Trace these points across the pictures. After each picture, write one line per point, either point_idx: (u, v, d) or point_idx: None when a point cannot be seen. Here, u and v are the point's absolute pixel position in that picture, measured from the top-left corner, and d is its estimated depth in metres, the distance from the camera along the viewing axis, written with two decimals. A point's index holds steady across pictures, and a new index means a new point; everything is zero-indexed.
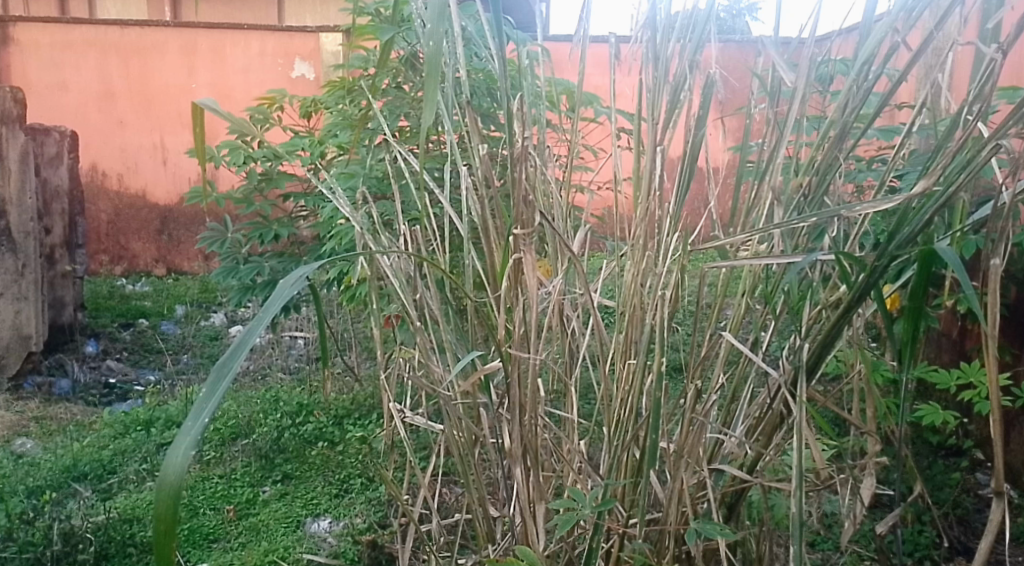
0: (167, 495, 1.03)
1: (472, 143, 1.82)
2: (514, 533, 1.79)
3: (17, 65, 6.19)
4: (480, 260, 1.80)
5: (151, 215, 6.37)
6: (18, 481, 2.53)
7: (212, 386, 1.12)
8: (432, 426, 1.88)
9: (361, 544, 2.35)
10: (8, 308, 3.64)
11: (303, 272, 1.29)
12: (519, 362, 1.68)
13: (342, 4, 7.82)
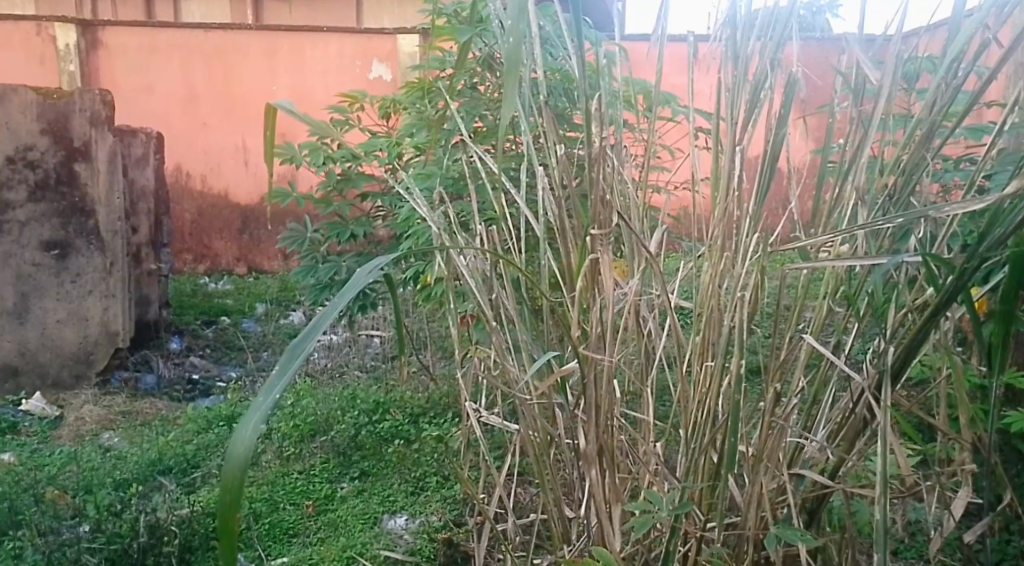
0: (234, 468, 1.05)
1: (546, 145, 1.81)
2: (589, 533, 1.80)
3: (106, 68, 6.41)
4: (556, 260, 1.80)
5: (233, 215, 6.55)
6: (106, 474, 2.62)
7: (283, 368, 1.14)
8: (508, 425, 1.89)
9: (437, 542, 2.37)
10: (97, 305, 3.73)
11: (378, 262, 1.30)
12: (594, 363, 1.68)
13: (419, 6, 7.94)
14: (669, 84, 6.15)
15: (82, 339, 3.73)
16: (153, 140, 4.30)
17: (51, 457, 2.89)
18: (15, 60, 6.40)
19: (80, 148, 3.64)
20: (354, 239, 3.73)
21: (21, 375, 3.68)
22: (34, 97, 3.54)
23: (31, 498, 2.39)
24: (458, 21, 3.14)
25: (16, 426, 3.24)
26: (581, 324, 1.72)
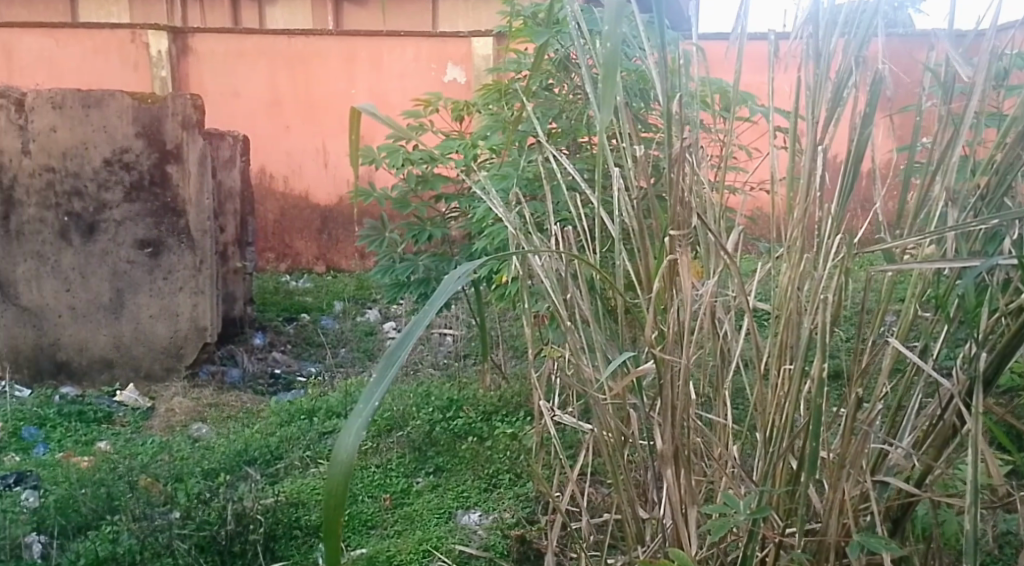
0: (339, 473, 1.05)
1: (625, 145, 1.79)
2: (664, 534, 1.79)
3: (194, 74, 6.63)
4: (634, 261, 1.80)
5: (313, 215, 6.68)
6: (195, 464, 2.72)
7: (381, 374, 1.16)
8: (581, 425, 1.89)
9: (510, 538, 2.39)
10: (187, 301, 3.84)
11: (467, 268, 1.28)
12: (671, 365, 1.68)
13: (493, 9, 7.96)
14: (749, 84, 6.05)
15: (172, 333, 3.85)
16: (240, 142, 4.43)
17: (143, 446, 3.00)
18: (112, 66, 6.64)
19: (172, 151, 3.75)
20: (430, 240, 3.79)
21: (116, 366, 3.85)
22: (129, 102, 3.69)
23: (126, 485, 2.49)
24: (537, 23, 3.16)
25: (111, 416, 3.38)
26: (657, 324, 1.71)
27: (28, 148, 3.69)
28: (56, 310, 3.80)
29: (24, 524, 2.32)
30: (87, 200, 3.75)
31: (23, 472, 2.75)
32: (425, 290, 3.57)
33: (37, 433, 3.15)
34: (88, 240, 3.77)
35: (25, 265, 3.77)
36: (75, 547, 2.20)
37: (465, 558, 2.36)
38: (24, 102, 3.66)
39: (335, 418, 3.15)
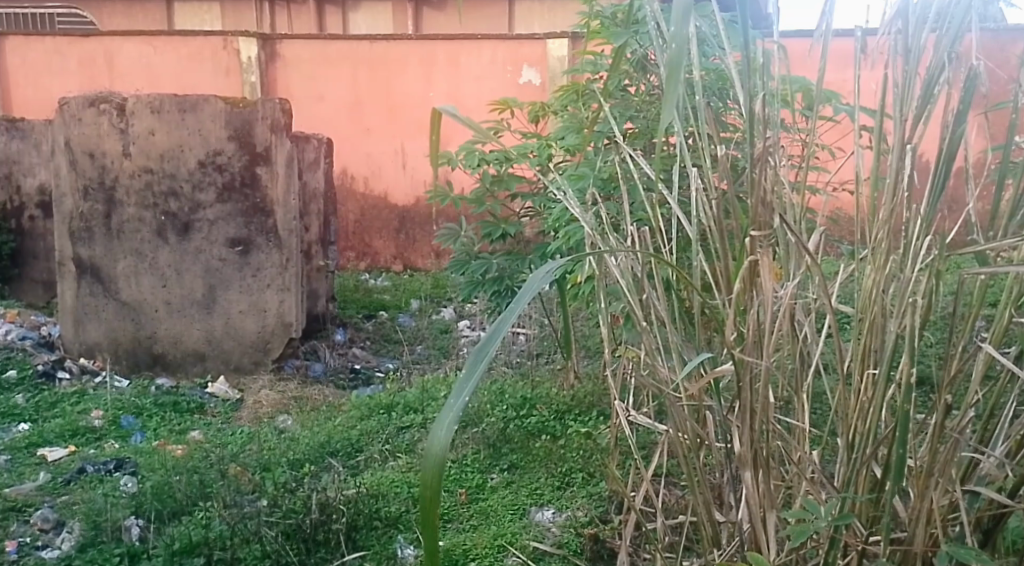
0: (432, 466, 1.08)
1: (705, 146, 1.77)
2: (741, 537, 1.79)
3: (283, 79, 6.86)
4: (713, 262, 1.80)
5: (391, 215, 6.78)
6: (280, 454, 2.81)
7: (470, 372, 1.18)
8: (656, 426, 1.89)
9: (584, 537, 2.42)
10: (273, 298, 3.94)
11: (551, 267, 1.29)
12: (749, 367, 1.68)
13: (568, 12, 8.24)
14: (831, 83, 5.96)
15: (260, 328, 3.96)
16: (324, 145, 4.54)
17: (233, 436, 3.11)
18: (205, 71, 6.96)
19: (262, 154, 3.86)
20: (504, 239, 3.82)
21: (208, 359, 3.98)
22: (223, 106, 3.82)
23: (218, 472, 2.59)
24: (616, 24, 3.18)
25: (203, 407, 3.50)
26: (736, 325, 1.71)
27: (128, 151, 3.86)
28: (153, 305, 3.96)
29: (124, 508, 2.44)
30: (182, 201, 3.90)
31: (122, 459, 2.88)
32: (497, 287, 3.60)
33: (134, 421, 3.29)
34: (183, 238, 3.92)
35: (125, 262, 3.93)
36: (170, 531, 2.31)
37: (538, 555, 2.38)
38: (125, 107, 3.83)
39: (413, 413, 3.21)
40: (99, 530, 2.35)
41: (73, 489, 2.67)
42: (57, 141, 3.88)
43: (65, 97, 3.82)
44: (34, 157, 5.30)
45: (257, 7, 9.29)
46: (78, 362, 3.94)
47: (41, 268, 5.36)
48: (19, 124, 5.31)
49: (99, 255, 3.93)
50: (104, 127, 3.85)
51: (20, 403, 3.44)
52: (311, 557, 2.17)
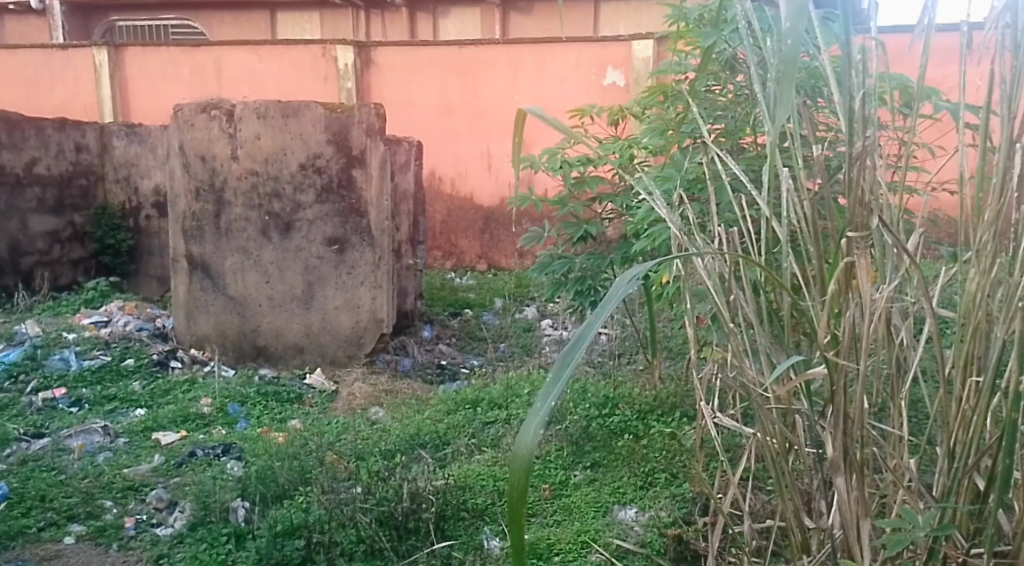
0: (520, 465, 1.13)
1: (797, 146, 1.74)
2: (833, 544, 1.78)
3: (376, 85, 7.13)
4: (805, 263, 1.81)
5: (476, 215, 6.89)
6: (372, 444, 2.92)
7: (555, 377, 1.23)
8: (743, 429, 1.90)
9: (667, 537, 2.44)
10: (366, 294, 4.05)
11: (638, 271, 1.33)
12: (845, 371, 1.68)
13: (652, 14, 8.55)
14: (931, 79, 5.84)
15: (355, 323, 4.08)
16: (414, 147, 4.64)
17: (329, 425, 3.22)
18: (306, 79, 7.34)
19: (358, 157, 3.98)
20: (587, 240, 3.81)
21: (307, 352, 4.12)
22: (322, 111, 3.94)
23: (316, 460, 2.72)
24: (704, 25, 3.19)
25: (301, 397, 3.64)
26: (831, 328, 1.71)
27: (236, 154, 4.04)
28: (257, 300, 4.13)
29: (231, 491, 2.59)
30: (285, 201, 4.05)
31: (229, 444, 3.03)
32: (578, 287, 3.63)
33: (240, 409, 3.44)
34: (285, 237, 4.08)
35: (232, 259, 4.11)
36: (273, 514, 2.44)
37: (622, 553, 2.43)
38: (233, 113, 4.01)
39: (497, 409, 3.28)
40: (208, 510, 2.51)
41: (185, 470, 2.83)
42: (172, 146, 4.09)
43: (180, 104, 4.02)
44: (150, 160, 5.57)
45: (354, 13, 9.65)
46: (188, 352, 4.15)
47: (155, 263, 5.65)
48: (137, 129, 5.58)
49: (209, 252, 4.12)
50: (214, 132, 4.03)
51: (136, 390, 3.64)
52: (402, 544, 2.29)
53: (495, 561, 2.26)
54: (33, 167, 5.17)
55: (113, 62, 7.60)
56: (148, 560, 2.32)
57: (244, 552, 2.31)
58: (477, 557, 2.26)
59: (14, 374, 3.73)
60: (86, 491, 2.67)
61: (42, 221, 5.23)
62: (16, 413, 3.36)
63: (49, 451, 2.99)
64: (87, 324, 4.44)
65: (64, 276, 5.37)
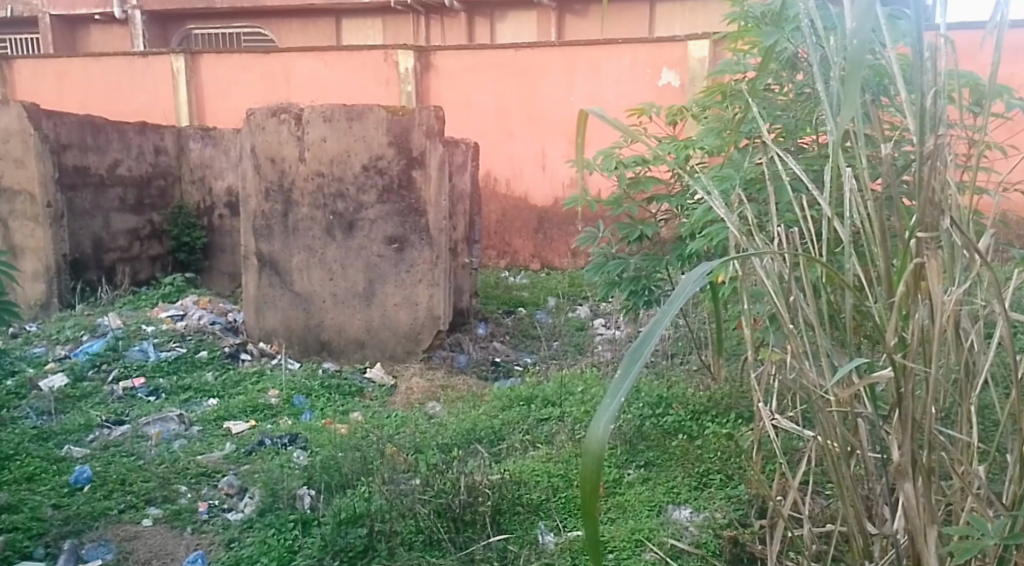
0: (591, 458, 1.17)
1: (862, 146, 1.75)
2: (897, 551, 1.79)
3: (435, 88, 7.27)
4: (868, 264, 1.82)
5: (530, 215, 6.95)
6: (429, 438, 2.99)
7: (624, 373, 1.26)
8: (802, 432, 1.93)
9: (723, 538, 2.47)
10: (424, 292, 4.13)
11: (705, 269, 1.37)
12: (912, 374, 1.69)
13: (710, 15, 8.57)
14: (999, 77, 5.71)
15: (413, 320, 4.16)
16: (471, 148, 4.71)
17: (388, 419, 3.30)
18: (366, 82, 7.53)
19: (418, 158, 4.05)
20: (642, 240, 3.84)
21: (367, 348, 4.21)
22: (384, 115, 4.04)
23: (377, 451, 2.80)
24: (763, 25, 3.20)
25: (362, 390, 3.73)
26: (899, 330, 1.72)
27: (303, 156, 4.16)
28: (321, 296, 4.23)
29: (297, 479, 2.70)
30: (348, 202, 4.16)
31: (295, 433, 3.13)
32: (633, 286, 3.67)
33: (304, 401, 3.55)
34: (347, 236, 4.18)
35: (298, 256, 4.23)
36: (338, 502, 2.54)
37: (677, 552, 2.46)
38: (301, 116, 4.13)
39: (551, 406, 3.34)
40: (276, 496, 2.62)
41: (254, 458, 2.94)
42: (244, 148, 4.23)
43: (252, 108, 4.15)
44: (223, 162, 5.76)
45: (414, 17, 9.82)
46: (257, 346, 4.28)
47: (227, 261, 5.89)
48: (212, 133, 5.80)
49: (277, 249, 4.25)
50: (283, 135, 4.16)
51: (210, 380, 3.78)
52: (459, 535, 2.37)
53: (549, 556, 2.31)
54: (116, 169, 5.30)
55: (189, 68, 7.93)
56: (219, 543, 2.46)
57: (309, 538, 2.42)
58: (531, 552, 2.32)
59: (96, 364, 3.90)
60: (163, 475, 2.80)
61: (123, 220, 5.36)
62: (99, 400, 3.53)
63: (129, 437, 3.14)
64: (165, 317, 4.60)
65: (143, 272, 5.53)
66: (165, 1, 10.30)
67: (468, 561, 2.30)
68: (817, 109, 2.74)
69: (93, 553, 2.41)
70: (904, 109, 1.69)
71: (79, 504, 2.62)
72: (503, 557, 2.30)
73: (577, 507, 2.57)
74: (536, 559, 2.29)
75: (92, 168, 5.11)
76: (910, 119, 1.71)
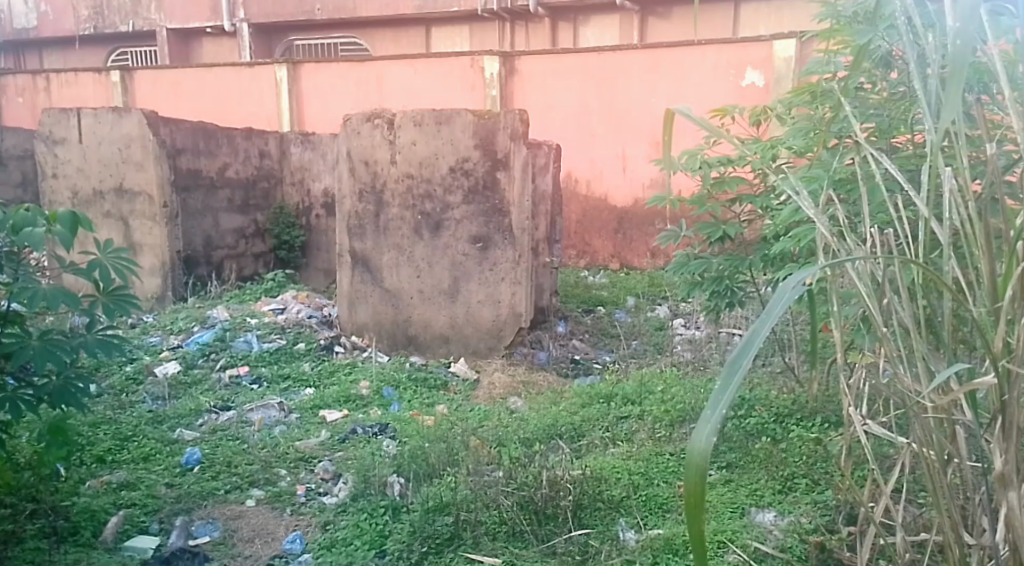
0: (694, 472, 1.18)
1: (963, 145, 1.75)
2: (998, 561, 1.78)
3: (519, 93, 7.41)
4: (967, 268, 1.82)
5: (610, 215, 6.99)
6: (512, 432, 3.08)
7: (724, 384, 1.25)
8: (896, 438, 1.94)
9: (808, 543, 2.48)
10: (507, 290, 4.20)
11: (802, 278, 1.35)
12: (1017, 380, 1.68)
13: (798, 13, 8.49)
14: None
15: (495, 317, 4.24)
16: (554, 150, 4.78)
17: (472, 412, 3.40)
18: (454, 88, 7.71)
19: (503, 160, 4.14)
20: (725, 241, 3.84)
21: (451, 342, 4.32)
22: (471, 118, 4.15)
23: (462, 443, 2.90)
24: (853, 25, 3.18)
25: (447, 384, 3.84)
26: (1002, 335, 1.71)
27: (395, 159, 4.30)
28: (409, 292, 4.36)
29: (388, 466, 2.81)
30: (436, 202, 4.27)
31: (385, 424, 3.25)
32: (715, 287, 3.69)
33: (393, 392, 3.67)
34: (434, 235, 4.29)
35: (388, 255, 4.36)
36: (427, 490, 2.65)
37: (761, 556, 2.49)
38: (394, 121, 4.28)
39: (630, 404, 3.39)
40: (367, 483, 2.73)
41: (348, 446, 3.06)
42: (341, 152, 4.40)
43: (348, 114, 4.32)
44: (321, 165, 5.95)
45: (500, 23, 9.96)
46: (349, 339, 4.43)
47: (322, 258, 6.05)
48: (311, 137, 5.99)
49: (369, 248, 4.39)
50: (376, 139, 4.32)
51: (306, 370, 3.94)
52: (541, 529, 2.45)
53: (631, 552, 2.36)
54: (225, 171, 5.52)
55: (291, 77, 8.27)
56: (316, 525, 2.58)
57: (399, 523, 2.53)
58: (612, 547, 2.38)
59: (205, 353, 4.11)
60: (264, 459, 2.96)
61: (230, 219, 5.59)
62: (207, 387, 3.73)
63: (234, 422, 3.31)
64: (267, 310, 4.80)
65: (248, 268, 5.74)
66: (269, 15, 10.79)
67: (550, 553, 2.38)
68: (907, 111, 2.74)
69: (202, 530, 2.58)
70: (1008, 107, 1.68)
71: (189, 483, 2.80)
72: (585, 551, 2.37)
73: (658, 505, 2.61)
74: (617, 555, 2.35)
75: (203, 170, 5.34)
76: (1016, 117, 1.70)
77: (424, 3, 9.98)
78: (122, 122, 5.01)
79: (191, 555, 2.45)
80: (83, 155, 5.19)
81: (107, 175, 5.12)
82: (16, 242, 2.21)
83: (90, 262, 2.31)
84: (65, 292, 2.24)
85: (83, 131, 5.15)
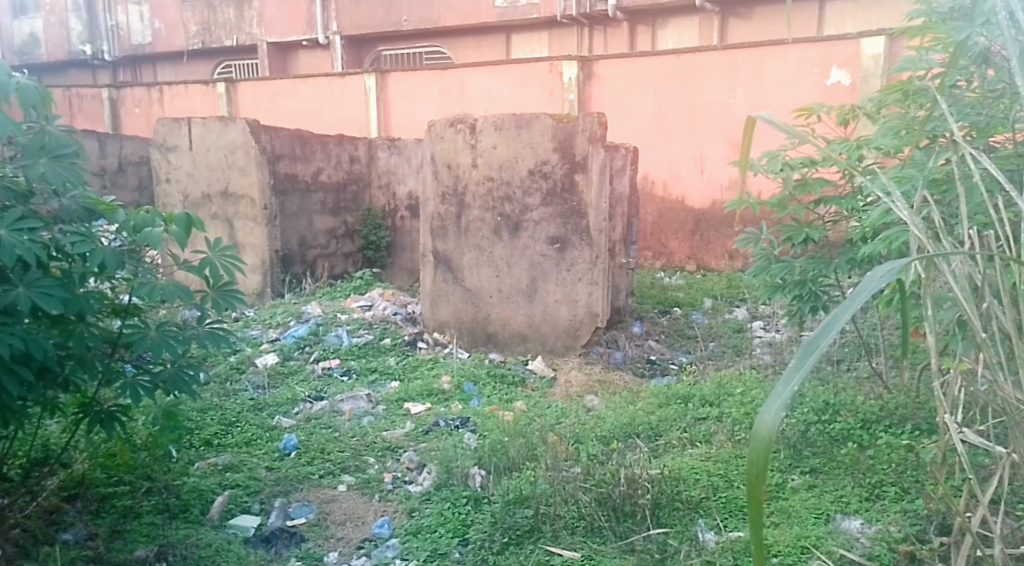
0: (761, 443, 1.22)
1: None
2: None
3: (597, 96, 7.45)
4: None
5: (687, 217, 6.98)
6: (591, 430, 3.14)
7: (800, 361, 1.28)
8: (994, 447, 1.96)
9: (897, 552, 2.48)
10: (584, 290, 4.26)
11: (892, 266, 1.36)
12: None
13: (885, 10, 8.35)
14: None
15: (572, 316, 4.30)
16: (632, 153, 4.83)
17: (549, 408, 3.48)
18: (534, 91, 7.79)
19: (580, 163, 4.19)
20: (808, 244, 3.83)
21: (529, 341, 4.40)
22: (550, 122, 4.22)
23: (539, 438, 2.97)
24: (947, 22, 3.15)
25: (524, 381, 3.93)
26: None
27: (476, 162, 4.41)
28: (488, 291, 4.45)
29: (469, 458, 2.90)
30: (515, 204, 4.36)
31: (465, 418, 3.35)
32: (799, 289, 3.69)
33: (473, 388, 3.76)
34: (514, 236, 4.38)
35: (469, 255, 4.47)
36: (507, 483, 2.73)
37: (846, 563, 2.50)
38: (476, 126, 4.40)
39: (708, 406, 3.41)
40: (451, 474, 2.84)
41: (430, 437, 3.17)
42: (425, 157, 4.53)
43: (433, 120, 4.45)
44: (406, 169, 6.07)
45: (579, 29, 10.04)
46: (431, 336, 4.56)
47: (406, 259, 6.20)
48: (396, 142, 6.15)
49: (451, 248, 4.51)
50: (459, 144, 4.44)
51: (392, 364, 4.07)
52: (620, 526, 2.51)
53: (710, 553, 2.40)
54: (319, 176, 5.71)
55: (380, 85, 8.51)
56: (402, 511, 2.69)
57: (481, 514, 2.62)
58: (692, 548, 2.41)
59: (300, 346, 4.27)
60: (354, 447, 3.08)
61: (323, 220, 5.78)
62: (302, 377, 3.89)
63: (326, 411, 3.45)
64: (356, 307, 4.95)
65: (339, 267, 5.92)
66: (361, 27, 11.05)
67: (628, 550, 2.44)
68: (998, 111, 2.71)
69: (298, 512, 2.70)
70: None
71: (287, 467, 2.94)
72: (663, 550, 2.41)
73: (737, 508, 2.63)
74: (697, 556, 2.38)
75: (299, 174, 5.54)
76: None
77: (505, 10, 10.11)
78: (229, 130, 5.25)
79: (288, 534, 2.59)
80: (193, 161, 5.45)
81: (214, 180, 5.37)
82: (136, 241, 2.38)
83: (201, 261, 2.46)
84: (178, 287, 2.38)
85: (193, 139, 5.42)
